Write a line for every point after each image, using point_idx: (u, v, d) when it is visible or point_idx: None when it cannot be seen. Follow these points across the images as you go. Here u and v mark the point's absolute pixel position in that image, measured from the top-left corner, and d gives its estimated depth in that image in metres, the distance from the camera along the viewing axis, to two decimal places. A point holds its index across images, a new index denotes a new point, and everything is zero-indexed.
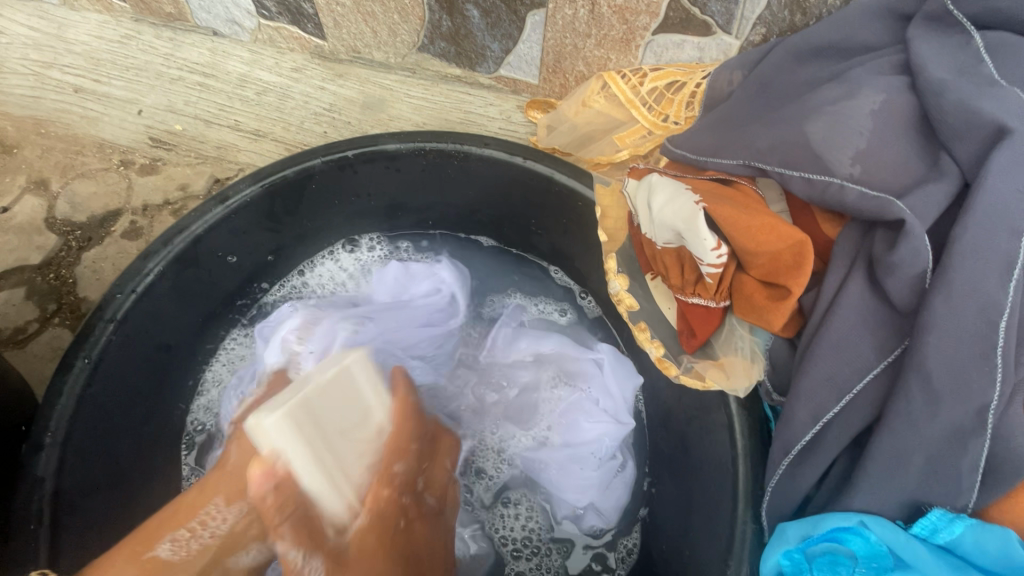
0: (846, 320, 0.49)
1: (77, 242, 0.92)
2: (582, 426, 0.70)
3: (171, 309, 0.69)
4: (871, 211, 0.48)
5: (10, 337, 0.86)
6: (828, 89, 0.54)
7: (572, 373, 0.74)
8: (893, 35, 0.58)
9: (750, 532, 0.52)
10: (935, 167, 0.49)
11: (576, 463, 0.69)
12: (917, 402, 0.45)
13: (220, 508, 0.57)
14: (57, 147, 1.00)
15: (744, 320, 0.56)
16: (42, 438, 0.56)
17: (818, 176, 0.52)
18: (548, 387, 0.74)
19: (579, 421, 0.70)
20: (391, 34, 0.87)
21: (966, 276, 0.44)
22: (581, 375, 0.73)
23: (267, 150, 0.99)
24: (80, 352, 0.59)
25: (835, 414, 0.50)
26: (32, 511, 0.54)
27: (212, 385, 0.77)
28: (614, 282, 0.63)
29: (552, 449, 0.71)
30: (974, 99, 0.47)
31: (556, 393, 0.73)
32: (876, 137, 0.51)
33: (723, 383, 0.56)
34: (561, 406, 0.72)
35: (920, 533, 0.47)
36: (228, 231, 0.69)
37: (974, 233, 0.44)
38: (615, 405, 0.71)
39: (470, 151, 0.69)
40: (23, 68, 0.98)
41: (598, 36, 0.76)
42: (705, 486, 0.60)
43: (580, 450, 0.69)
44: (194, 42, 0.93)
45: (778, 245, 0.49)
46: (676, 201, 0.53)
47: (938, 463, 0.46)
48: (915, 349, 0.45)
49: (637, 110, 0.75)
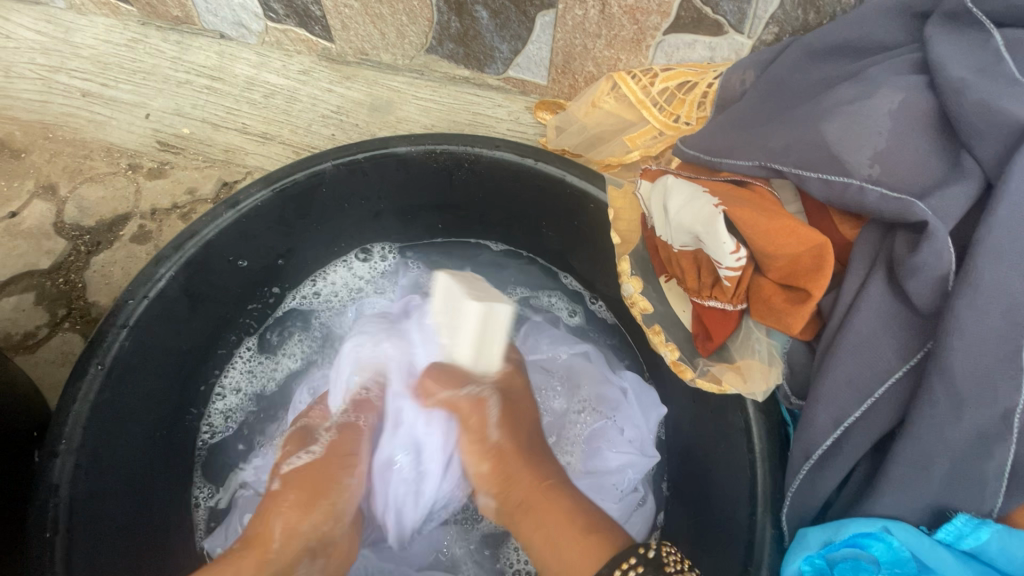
0: (867, 322, 0.48)
1: (86, 247, 0.92)
2: (605, 457, 0.71)
3: (182, 313, 0.68)
4: (892, 212, 0.48)
5: (20, 342, 0.86)
6: (845, 89, 0.54)
7: (597, 399, 0.75)
8: (909, 33, 0.58)
9: (771, 534, 0.51)
10: (957, 167, 0.49)
11: (595, 492, 0.70)
12: (942, 405, 0.44)
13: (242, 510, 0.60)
14: (66, 151, 0.98)
15: (762, 323, 0.55)
16: (57, 445, 0.56)
17: (837, 177, 0.51)
18: (576, 412, 0.75)
19: (601, 450, 0.72)
20: (399, 36, 0.87)
21: (991, 278, 0.43)
22: (608, 404, 0.74)
23: (276, 153, 0.94)
24: (93, 358, 0.58)
25: (856, 417, 0.49)
26: (46, 518, 0.54)
27: (227, 390, 0.78)
28: (628, 284, 0.63)
29: (574, 477, 0.72)
30: (995, 98, 0.47)
31: (580, 421, 0.75)
32: (896, 137, 0.50)
33: (741, 387, 0.56)
34: (585, 433, 0.74)
35: (946, 539, 0.46)
36: (239, 236, 0.69)
37: (998, 234, 0.43)
38: (639, 436, 0.71)
39: (481, 153, 0.69)
40: (31, 73, 0.99)
41: (609, 37, 0.76)
42: (723, 490, 0.60)
43: (601, 481, 0.70)
44: (201, 46, 0.96)
45: (798, 247, 0.48)
46: (693, 203, 0.53)
47: (964, 467, 0.45)
48: (939, 352, 0.44)
49: (649, 111, 0.74)
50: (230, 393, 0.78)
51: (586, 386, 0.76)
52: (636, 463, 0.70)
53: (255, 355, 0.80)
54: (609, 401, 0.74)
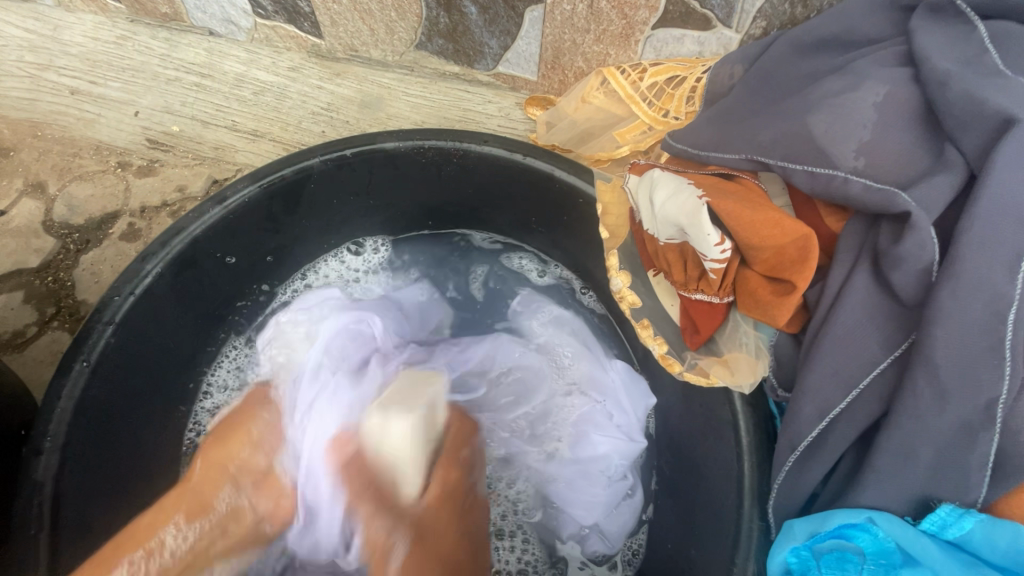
0: (852, 314, 0.48)
1: (74, 245, 0.91)
2: (594, 443, 0.71)
3: (169, 310, 0.68)
4: (876, 204, 0.48)
5: (9, 340, 0.86)
6: (831, 81, 0.54)
7: (587, 381, 0.75)
8: (896, 25, 0.58)
9: (757, 528, 0.52)
10: (941, 159, 0.49)
11: (582, 479, 0.70)
12: (925, 396, 0.44)
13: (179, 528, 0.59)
14: (55, 150, 0.98)
15: (748, 316, 0.55)
16: (42, 442, 0.55)
17: (822, 169, 0.51)
18: (562, 395, 0.75)
19: (589, 435, 0.71)
20: (388, 32, 0.86)
21: (974, 268, 0.43)
22: (598, 387, 0.74)
23: (265, 150, 0.97)
24: (78, 354, 0.58)
25: (841, 409, 0.49)
26: (32, 515, 0.54)
27: (214, 386, 0.77)
28: (616, 278, 0.62)
29: (561, 463, 0.72)
30: (979, 89, 0.47)
31: (568, 402, 0.74)
32: (880, 129, 0.50)
33: (728, 380, 0.56)
34: (575, 416, 0.73)
35: (930, 529, 0.46)
36: (226, 232, 0.68)
37: (980, 224, 0.43)
38: (628, 422, 0.71)
39: (469, 148, 0.69)
40: (18, 70, 0.98)
41: (597, 32, 0.76)
42: (711, 484, 0.60)
43: (587, 466, 0.70)
44: (191, 42, 0.94)
45: (783, 239, 0.48)
46: (678, 196, 0.53)
47: (947, 458, 0.45)
48: (923, 343, 0.44)
49: (637, 106, 0.74)
50: (220, 386, 0.77)
51: (574, 369, 0.76)
52: (625, 449, 0.70)
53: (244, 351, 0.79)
54: (600, 385, 0.74)
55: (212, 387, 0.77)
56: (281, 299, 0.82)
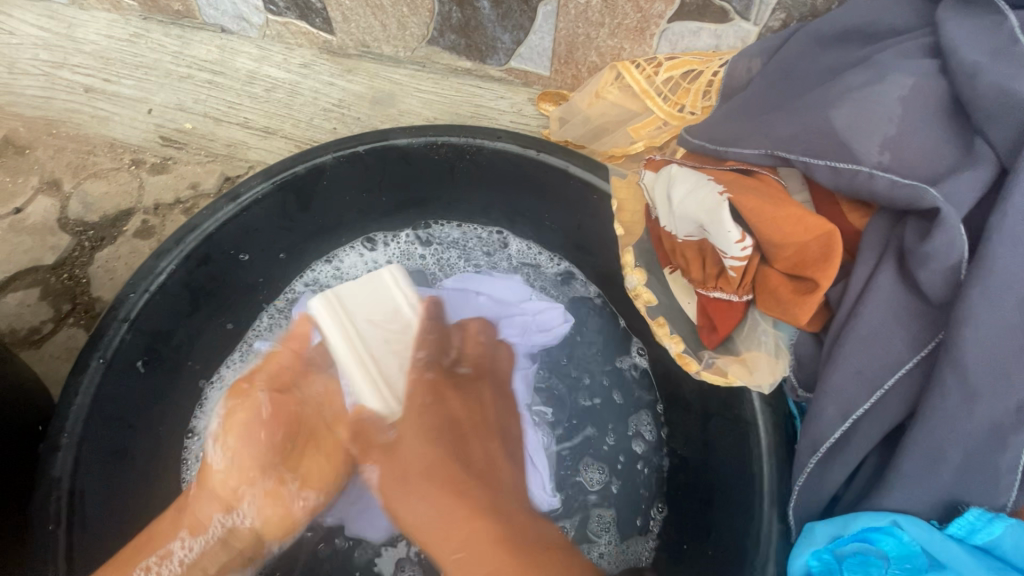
0: (876, 313, 0.47)
1: (90, 242, 0.92)
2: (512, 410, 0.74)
3: (185, 308, 0.69)
4: (903, 199, 0.47)
5: (24, 337, 0.87)
6: (853, 75, 0.52)
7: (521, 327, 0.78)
8: (922, 16, 0.56)
9: (776, 531, 0.52)
10: (970, 152, 0.47)
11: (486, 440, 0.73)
12: (954, 398, 0.43)
13: (186, 541, 0.60)
14: (69, 147, 0.98)
15: (768, 314, 0.54)
16: (59, 438, 0.56)
17: (845, 164, 0.50)
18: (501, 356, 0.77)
19: (528, 428, 0.73)
20: (400, 28, 0.86)
21: (1005, 265, 0.42)
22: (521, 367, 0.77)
23: (277, 147, 0.95)
24: (94, 351, 0.59)
25: (865, 410, 0.48)
26: (50, 511, 0.54)
27: (208, 407, 0.74)
28: (631, 276, 0.62)
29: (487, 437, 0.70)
30: (1010, 81, 0.45)
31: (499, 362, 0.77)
32: (907, 123, 0.49)
33: (747, 379, 0.55)
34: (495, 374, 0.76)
35: (957, 533, 0.45)
36: (240, 229, 0.68)
37: (1012, 222, 0.42)
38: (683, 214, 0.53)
39: (482, 144, 0.68)
40: (35, 69, 0.99)
41: (612, 26, 0.74)
42: (736, 484, 0.59)
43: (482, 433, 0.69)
44: (203, 40, 0.96)
45: (804, 237, 0.47)
46: (697, 192, 0.52)
47: (977, 461, 0.44)
48: (951, 343, 0.43)
49: (653, 101, 0.73)
50: (234, 362, 0.77)
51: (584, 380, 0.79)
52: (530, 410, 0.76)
53: (240, 359, 0.77)
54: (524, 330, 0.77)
55: (209, 389, 0.75)
56: (297, 291, 0.82)
